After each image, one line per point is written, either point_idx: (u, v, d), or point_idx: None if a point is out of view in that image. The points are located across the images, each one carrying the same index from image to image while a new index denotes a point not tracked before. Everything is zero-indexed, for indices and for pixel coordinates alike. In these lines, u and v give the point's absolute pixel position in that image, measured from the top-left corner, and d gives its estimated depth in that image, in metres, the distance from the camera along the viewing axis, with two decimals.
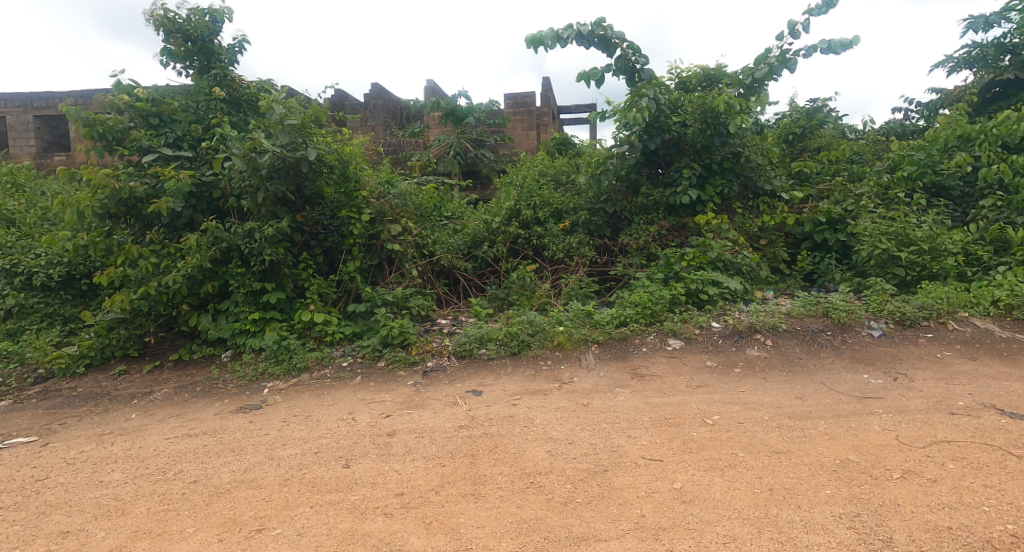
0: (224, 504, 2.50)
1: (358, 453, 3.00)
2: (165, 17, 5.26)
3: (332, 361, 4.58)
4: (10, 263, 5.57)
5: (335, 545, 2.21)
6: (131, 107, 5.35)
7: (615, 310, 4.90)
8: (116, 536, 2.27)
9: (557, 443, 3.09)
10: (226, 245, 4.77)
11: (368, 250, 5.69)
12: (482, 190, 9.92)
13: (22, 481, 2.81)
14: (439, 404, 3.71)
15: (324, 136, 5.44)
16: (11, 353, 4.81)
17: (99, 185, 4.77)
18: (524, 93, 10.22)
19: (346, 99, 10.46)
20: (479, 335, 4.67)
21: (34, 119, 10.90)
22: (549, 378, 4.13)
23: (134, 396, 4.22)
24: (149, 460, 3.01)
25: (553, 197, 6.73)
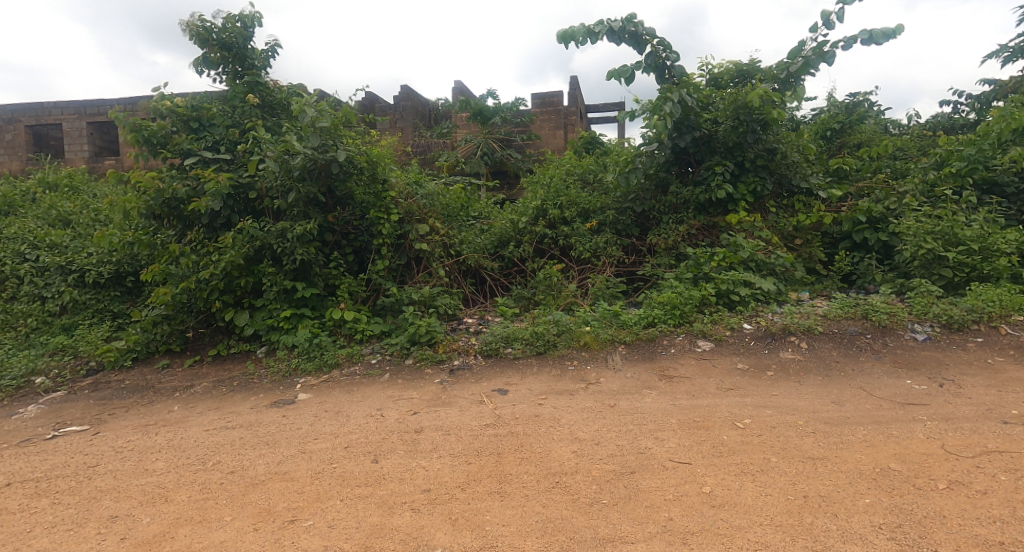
0: (260, 495, 2.59)
1: (386, 448, 3.07)
2: (201, 27, 5.42)
3: (361, 358, 4.68)
4: (65, 261, 5.89)
5: (365, 538, 2.27)
6: (172, 112, 5.54)
7: (643, 311, 4.86)
8: (160, 522, 2.38)
9: (583, 443, 3.08)
10: (260, 244, 4.92)
11: (397, 249, 5.81)
12: (510, 190, 10.03)
13: (75, 467, 2.98)
14: (466, 403, 3.75)
15: (354, 138, 5.59)
16: (66, 346, 5.09)
17: (145, 187, 4.99)
18: (551, 91, 10.22)
19: (376, 101, 10.65)
20: (506, 334, 4.70)
21: (88, 126, 11.47)
22: (575, 378, 4.12)
23: (176, 389, 4.42)
24: (189, 450, 3.15)
25: (581, 196, 6.70)
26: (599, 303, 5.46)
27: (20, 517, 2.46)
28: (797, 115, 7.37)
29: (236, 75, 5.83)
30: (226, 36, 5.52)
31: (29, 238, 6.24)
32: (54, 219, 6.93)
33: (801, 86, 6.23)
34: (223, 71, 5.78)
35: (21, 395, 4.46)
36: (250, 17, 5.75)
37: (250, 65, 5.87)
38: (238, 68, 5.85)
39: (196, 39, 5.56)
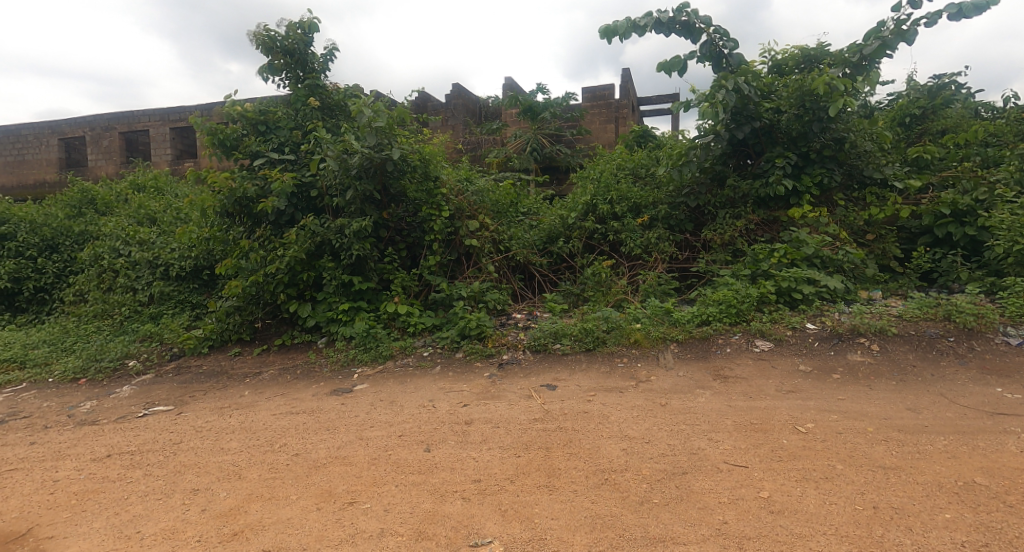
0: (322, 477, 2.75)
1: (438, 438, 3.16)
2: (266, 37, 5.71)
3: (414, 350, 4.82)
4: (152, 256, 6.42)
5: (418, 523, 2.36)
6: (243, 117, 5.92)
7: (696, 308, 4.72)
8: (235, 496, 2.58)
9: (632, 441, 3.05)
10: (320, 239, 5.14)
11: (449, 246, 5.93)
12: (559, 185, 9.95)
13: (161, 443, 3.27)
14: (515, 397, 3.79)
15: (408, 137, 5.73)
16: (153, 333, 5.59)
17: (219, 187, 5.37)
18: (602, 85, 10.21)
19: (429, 100, 10.87)
20: (554, 330, 4.70)
21: (170, 131, 12.44)
22: (625, 376, 4.06)
23: (247, 375, 4.74)
24: (259, 432, 3.38)
25: (632, 191, 6.57)
26: (649, 300, 5.35)
27: (117, 485, 2.73)
28: (871, 102, 6.90)
29: (298, 80, 6.07)
30: (289, 43, 5.79)
31: (122, 235, 6.87)
32: (142, 218, 7.59)
33: (875, 69, 5.84)
34: (287, 77, 6.01)
35: (116, 377, 4.93)
36: (311, 25, 6.00)
37: (311, 69, 6.08)
38: (300, 73, 6.07)
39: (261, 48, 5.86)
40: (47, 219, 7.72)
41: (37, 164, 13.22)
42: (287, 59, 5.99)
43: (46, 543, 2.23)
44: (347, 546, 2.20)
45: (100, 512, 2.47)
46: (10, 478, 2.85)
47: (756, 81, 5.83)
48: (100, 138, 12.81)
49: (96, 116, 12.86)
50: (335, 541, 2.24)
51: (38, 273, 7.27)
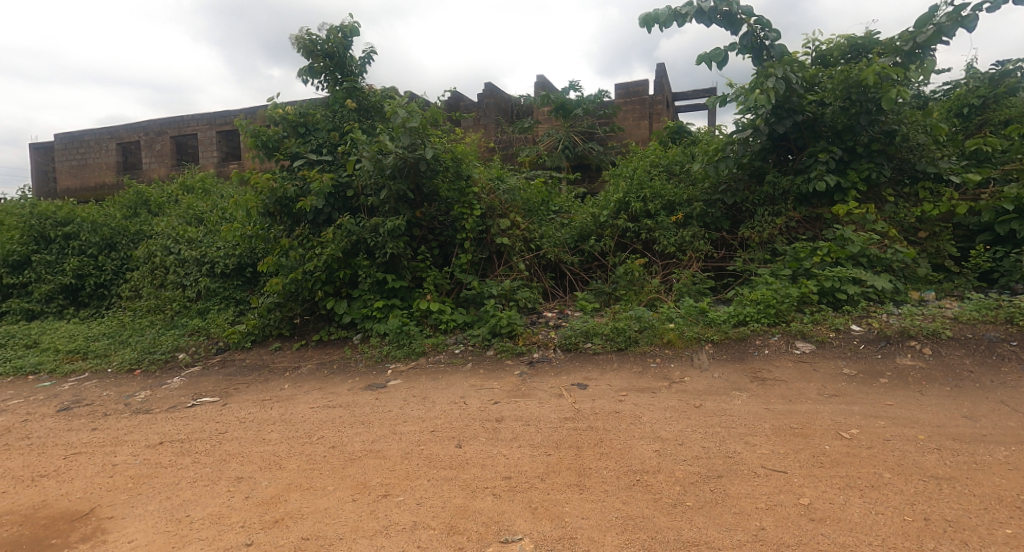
0: (357, 469, 2.83)
1: (469, 434, 3.20)
2: (307, 40, 5.88)
3: (446, 347, 4.88)
4: (200, 254, 6.71)
5: (450, 518, 2.40)
6: (284, 119, 6.10)
7: (733, 308, 4.60)
8: (276, 485, 2.68)
9: (665, 443, 3.00)
10: (356, 238, 5.27)
11: (479, 243, 5.99)
12: (592, 183, 9.92)
13: (208, 432, 3.43)
14: (545, 395, 3.79)
15: (441, 136, 5.85)
16: (201, 328, 5.87)
17: (261, 187, 5.55)
18: (637, 80, 10.14)
19: (462, 99, 10.99)
20: (585, 329, 4.67)
21: (216, 134, 13.01)
22: (657, 376, 4.00)
23: (287, 369, 4.93)
24: (298, 424, 3.50)
25: (666, 188, 6.42)
26: (683, 300, 5.24)
27: (167, 471, 2.88)
28: (925, 91, 6.57)
29: (336, 83, 6.19)
30: (329, 46, 5.95)
31: (173, 234, 7.22)
32: (191, 218, 7.96)
33: (929, 57, 5.59)
34: (325, 80, 6.13)
35: (169, 368, 5.20)
36: (351, 29, 6.11)
37: (350, 72, 6.20)
38: (339, 76, 6.18)
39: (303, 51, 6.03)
40: (106, 220, 8.19)
41: (98, 168, 14.05)
42: (326, 62, 6.14)
43: (106, 523, 2.38)
44: (381, 537, 2.26)
45: (154, 496, 2.61)
46: (73, 461, 3.05)
47: (800, 72, 5.63)
48: (153, 142, 13.50)
49: (150, 121, 13.57)
50: (369, 532, 2.30)
51: (99, 270, 7.73)
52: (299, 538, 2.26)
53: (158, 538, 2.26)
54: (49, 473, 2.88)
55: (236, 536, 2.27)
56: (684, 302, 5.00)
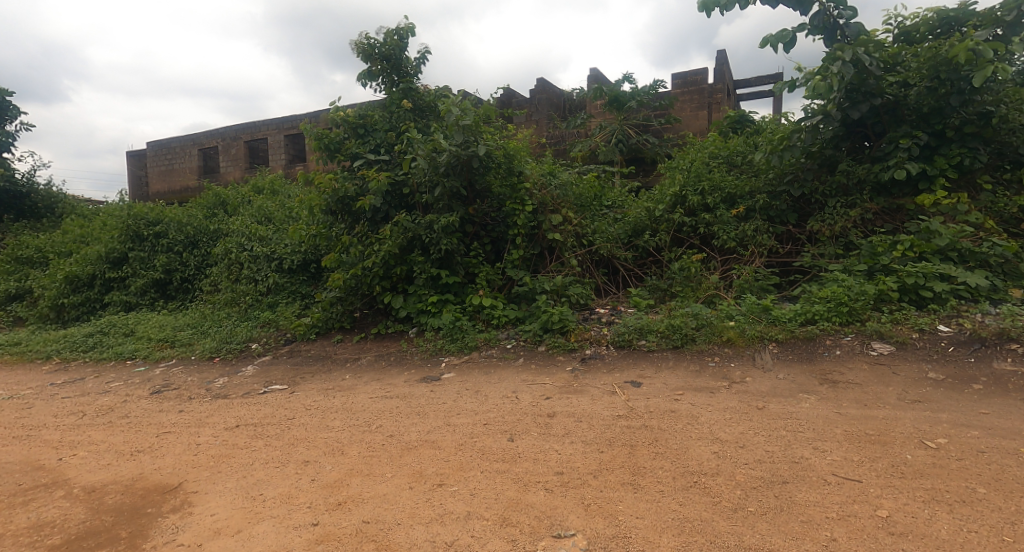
0: (413, 458, 2.93)
1: (521, 428, 3.23)
2: (365, 45, 6.09)
3: (497, 342, 4.95)
4: (270, 251, 7.23)
5: (502, 510, 2.43)
6: (344, 121, 6.32)
7: (800, 307, 4.35)
8: (338, 470, 2.83)
9: (724, 445, 2.90)
10: (411, 235, 5.40)
11: (531, 239, 6.04)
12: (646, 177, 9.72)
13: (278, 418, 3.68)
14: (598, 392, 3.75)
15: (493, 132, 5.95)
16: (272, 320, 6.31)
17: (324, 188, 5.77)
18: (696, 69, 9.70)
19: (513, 96, 11.03)
20: (640, 326, 4.58)
21: (284, 138, 13.86)
22: (716, 376, 3.85)
23: (347, 359, 5.18)
24: (359, 413, 3.67)
25: (726, 180, 6.13)
26: (744, 297, 4.98)
27: (243, 451, 3.12)
28: None
29: (393, 84, 6.41)
30: (386, 49, 6.14)
31: (247, 232, 7.68)
32: (261, 217, 8.55)
33: None
34: (383, 81, 6.38)
35: (243, 357, 5.61)
36: (406, 29, 6.25)
37: (405, 73, 6.41)
38: (395, 77, 6.40)
39: (361, 56, 6.25)
40: (190, 220, 8.91)
41: (182, 172, 15.29)
42: (383, 64, 6.33)
43: (192, 497, 2.61)
44: (436, 525, 2.33)
45: (231, 474, 2.84)
46: (164, 439, 3.36)
47: (878, 52, 5.20)
48: (229, 147, 14.56)
49: (226, 127, 14.62)
50: (425, 519, 2.38)
51: (184, 266, 8.43)
52: (360, 521, 2.37)
53: (235, 513, 2.45)
54: (145, 449, 3.20)
55: (303, 516, 2.43)
56: (746, 300, 4.78)
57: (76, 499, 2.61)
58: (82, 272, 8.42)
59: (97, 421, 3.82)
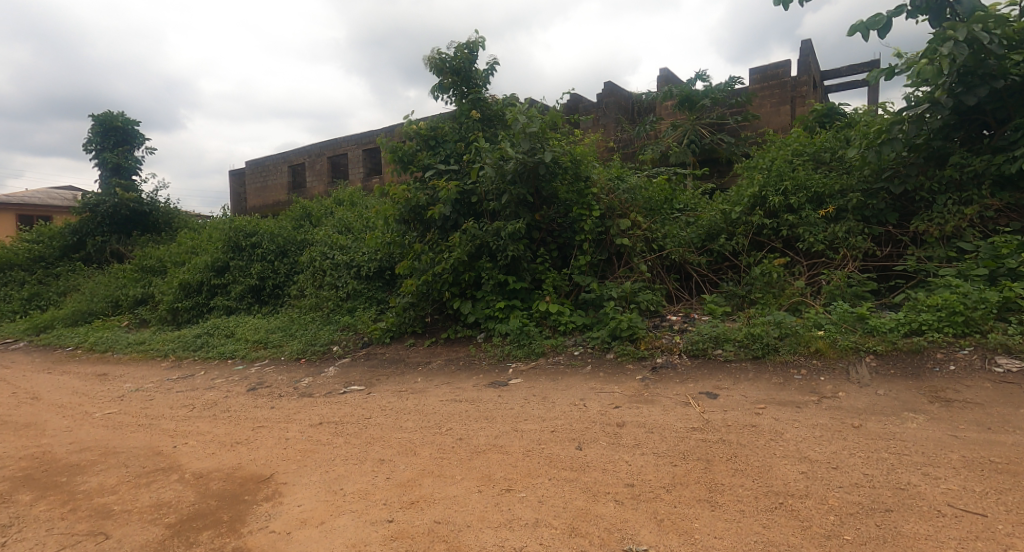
0: (481, 462, 2.97)
1: (590, 437, 3.17)
2: (438, 59, 6.28)
3: (565, 349, 4.89)
4: (349, 259, 7.67)
5: (571, 519, 2.40)
6: (417, 135, 6.52)
7: (903, 315, 4.05)
8: (411, 470, 2.93)
9: (813, 465, 2.67)
10: (479, 242, 5.59)
11: (598, 245, 5.95)
12: (722, 178, 9.24)
13: (356, 417, 3.88)
14: (670, 402, 3.61)
15: (560, 138, 5.91)
16: (350, 324, 6.66)
17: (399, 198, 6.13)
18: (778, 62, 9.25)
19: (581, 101, 11.16)
20: (715, 335, 4.38)
21: (361, 152, 14.74)
22: (804, 390, 3.59)
23: (419, 363, 5.35)
24: (430, 415, 3.79)
25: (813, 179, 5.87)
26: (834, 304, 4.77)
27: (326, 447, 3.32)
28: None
29: (463, 96, 6.54)
30: (457, 62, 6.29)
31: (330, 241, 8.42)
32: (341, 227, 9.13)
33: None
34: (454, 94, 6.52)
35: (326, 358, 5.96)
36: (476, 42, 6.39)
37: (474, 84, 6.51)
38: (464, 89, 6.52)
39: (434, 70, 6.44)
40: (281, 231, 9.67)
41: (275, 189, 16.62)
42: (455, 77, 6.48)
43: (282, 487, 2.82)
44: (505, 530, 2.34)
45: (315, 469, 3.03)
46: (258, 433, 3.66)
47: (1001, 28, 4.78)
48: (315, 163, 15.67)
49: (312, 145, 15.74)
50: (494, 523, 2.40)
51: (275, 273, 9.12)
52: (432, 521, 2.44)
53: (319, 506, 2.61)
54: (242, 441, 3.51)
55: (379, 512, 2.54)
56: (836, 307, 4.53)
57: (186, 483, 2.91)
58: (193, 279, 9.25)
59: (203, 414, 4.23)
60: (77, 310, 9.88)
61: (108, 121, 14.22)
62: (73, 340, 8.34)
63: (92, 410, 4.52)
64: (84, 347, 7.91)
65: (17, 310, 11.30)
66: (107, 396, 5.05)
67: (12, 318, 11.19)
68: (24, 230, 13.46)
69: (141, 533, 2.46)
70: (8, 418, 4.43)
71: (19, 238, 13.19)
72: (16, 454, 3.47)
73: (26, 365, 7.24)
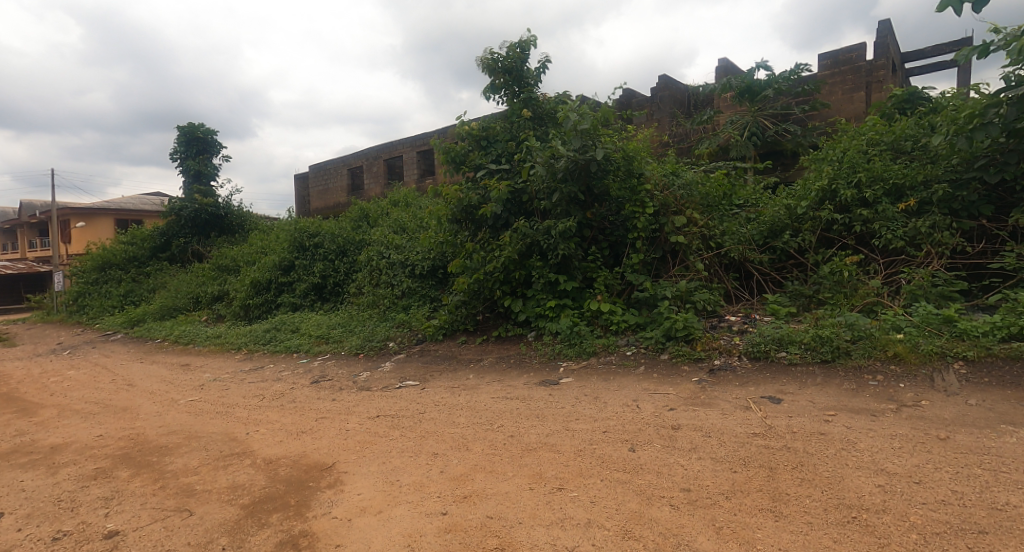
0: (533, 460, 2.97)
1: (643, 439, 3.11)
2: (490, 60, 6.34)
3: (617, 349, 4.81)
4: (404, 258, 7.90)
5: (624, 521, 2.36)
6: (469, 135, 6.57)
7: (999, 318, 3.74)
8: (464, 465, 2.99)
9: (892, 478, 2.49)
10: (530, 240, 5.59)
11: (653, 243, 5.82)
12: (786, 170, 8.92)
13: (411, 411, 4.00)
14: (729, 406, 3.47)
15: (612, 135, 5.80)
16: (406, 321, 6.86)
17: (451, 198, 6.22)
18: (851, 45, 8.66)
19: (633, 96, 10.92)
20: (779, 336, 4.18)
21: (417, 154, 15.13)
22: (880, 397, 3.35)
23: (471, 360, 5.43)
24: (482, 412, 3.84)
25: (890, 169, 5.60)
26: (916, 305, 4.42)
27: (384, 440, 3.45)
28: None
29: (514, 95, 6.56)
30: (509, 62, 6.32)
31: (386, 242, 8.70)
32: (397, 227, 9.43)
33: None
34: (506, 94, 6.55)
35: (382, 353, 6.17)
36: (528, 41, 6.38)
37: (527, 83, 6.51)
38: (516, 88, 6.52)
39: (486, 71, 6.50)
40: (341, 233, 10.18)
41: (336, 191, 17.36)
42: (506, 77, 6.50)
43: (343, 476, 2.95)
44: (556, 528, 2.34)
45: (373, 460, 3.14)
46: (321, 424, 3.85)
47: None
48: (372, 166, 16.23)
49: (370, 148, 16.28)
50: (546, 521, 2.40)
51: (336, 272, 9.57)
52: (485, 516, 2.48)
53: (377, 495, 2.72)
54: (307, 430, 3.70)
55: (433, 504, 2.61)
56: (916, 308, 4.26)
57: (258, 468, 3.11)
58: (262, 277, 9.81)
59: (271, 404, 4.51)
60: (163, 306, 10.79)
61: (191, 132, 15.27)
62: (160, 333, 9.14)
63: (177, 397, 4.93)
64: (170, 339, 8.64)
65: (116, 305, 12.51)
66: (190, 385, 5.47)
67: (112, 312, 12.43)
68: (121, 232, 14.76)
69: (218, 511, 2.65)
70: (107, 402, 4.89)
71: (116, 238, 14.35)
72: (116, 435, 3.84)
73: (122, 354, 7.97)
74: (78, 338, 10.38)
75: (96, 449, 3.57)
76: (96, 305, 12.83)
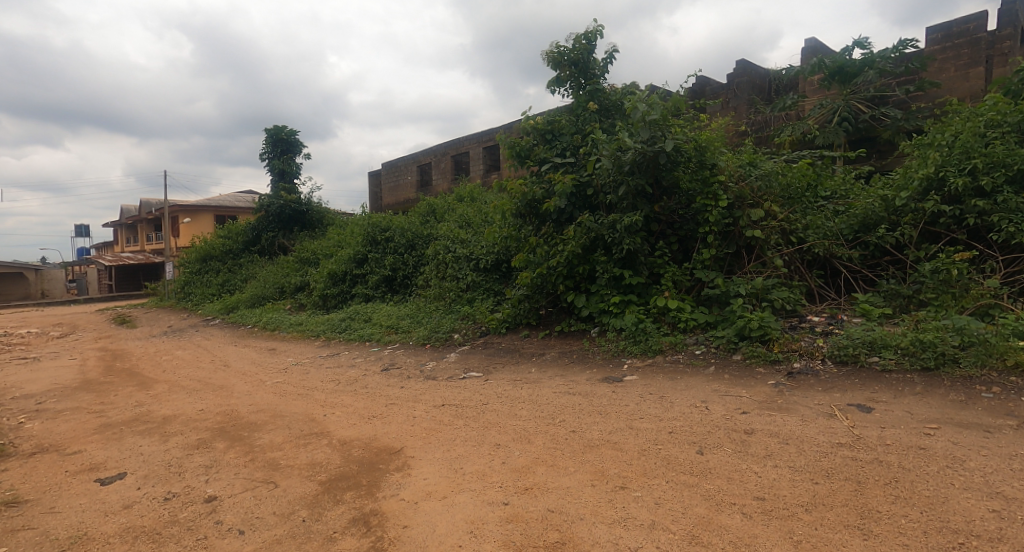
0: (595, 457, 2.94)
1: (712, 442, 2.97)
2: (555, 53, 6.30)
3: (685, 347, 4.61)
4: (468, 253, 8.04)
5: (691, 526, 2.28)
6: (534, 129, 6.55)
7: None
8: (526, 457, 3.01)
9: (1010, 503, 2.20)
10: (594, 234, 5.49)
11: (726, 237, 5.51)
12: (882, 159, 8.22)
13: (475, 402, 4.09)
14: (810, 412, 3.22)
15: (684, 124, 5.62)
16: (471, 313, 7.00)
17: (516, 192, 6.25)
18: (969, 15, 7.66)
19: (707, 84, 10.41)
20: (869, 340, 3.83)
21: (482, 150, 15.38)
22: (993, 411, 2.98)
23: (534, 354, 5.44)
24: (543, 406, 3.85)
25: (1015, 154, 4.91)
26: None
27: (448, 428, 3.55)
28: None
29: (580, 88, 6.49)
30: (574, 54, 6.25)
31: (452, 236, 8.89)
32: (462, 222, 9.60)
33: None
34: (572, 86, 6.48)
35: (448, 345, 6.33)
36: (594, 30, 6.25)
37: (593, 74, 6.41)
38: (583, 80, 6.45)
39: (551, 65, 6.46)
40: (411, 228, 10.64)
41: (406, 186, 18.01)
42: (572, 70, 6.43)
43: (410, 460, 3.08)
44: (619, 527, 2.30)
45: (440, 447, 3.24)
46: (391, 409, 4.04)
47: None
48: (439, 162, 16.70)
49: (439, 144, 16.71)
50: (608, 519, 2.37)
51: (405, 265, 10.02)
52: (546, 508, 2.49)
53: (443, 481, 2.81)
54: (378, 415, 3.90)
55: (496, 494, 2.65)
56: None
57: (335, 448, 3.32)
58: (338, 269, 10.37)
59: (346, 389, 4.78)
60: (255, 294, 11.73)
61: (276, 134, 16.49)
62: (251, 320, 9.97)
63: (264, 379, 5.36)
64: (259, 326, 9.40)
65: (215, 294, 13.87)
66: (275, 369, 5.92)
67: (213, 300, 13.73)
68: (221, 229, 16.19)
69: (300, 486, 2.86)
70: (207, 380, 5.42)
71: (217, 233, 15.81)
72: (213, 411, 4.25)
73: (220, 339, 8.77)
74: (186, 322, 11.56)
75: (199, 422, 3.97)
76: (200, 293, 14.25)
